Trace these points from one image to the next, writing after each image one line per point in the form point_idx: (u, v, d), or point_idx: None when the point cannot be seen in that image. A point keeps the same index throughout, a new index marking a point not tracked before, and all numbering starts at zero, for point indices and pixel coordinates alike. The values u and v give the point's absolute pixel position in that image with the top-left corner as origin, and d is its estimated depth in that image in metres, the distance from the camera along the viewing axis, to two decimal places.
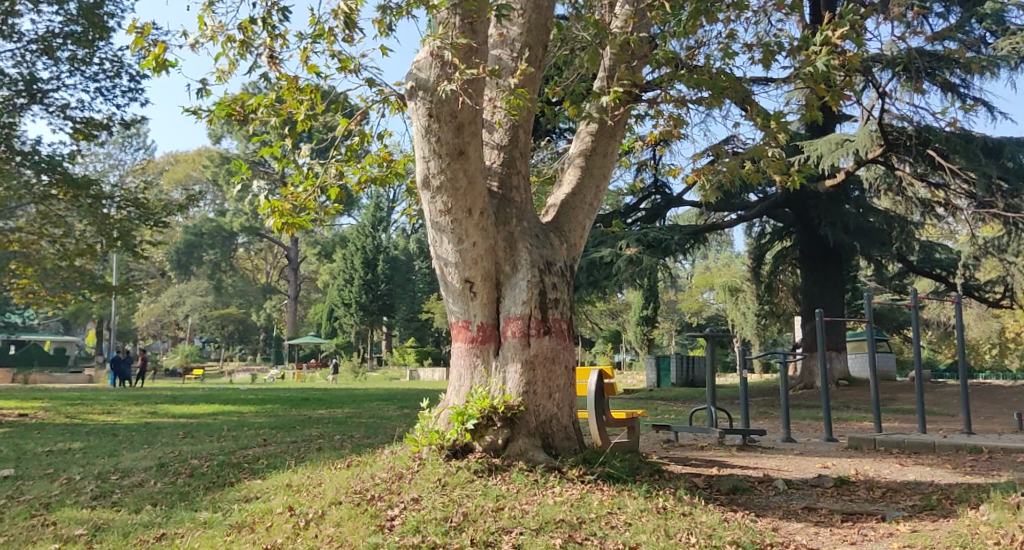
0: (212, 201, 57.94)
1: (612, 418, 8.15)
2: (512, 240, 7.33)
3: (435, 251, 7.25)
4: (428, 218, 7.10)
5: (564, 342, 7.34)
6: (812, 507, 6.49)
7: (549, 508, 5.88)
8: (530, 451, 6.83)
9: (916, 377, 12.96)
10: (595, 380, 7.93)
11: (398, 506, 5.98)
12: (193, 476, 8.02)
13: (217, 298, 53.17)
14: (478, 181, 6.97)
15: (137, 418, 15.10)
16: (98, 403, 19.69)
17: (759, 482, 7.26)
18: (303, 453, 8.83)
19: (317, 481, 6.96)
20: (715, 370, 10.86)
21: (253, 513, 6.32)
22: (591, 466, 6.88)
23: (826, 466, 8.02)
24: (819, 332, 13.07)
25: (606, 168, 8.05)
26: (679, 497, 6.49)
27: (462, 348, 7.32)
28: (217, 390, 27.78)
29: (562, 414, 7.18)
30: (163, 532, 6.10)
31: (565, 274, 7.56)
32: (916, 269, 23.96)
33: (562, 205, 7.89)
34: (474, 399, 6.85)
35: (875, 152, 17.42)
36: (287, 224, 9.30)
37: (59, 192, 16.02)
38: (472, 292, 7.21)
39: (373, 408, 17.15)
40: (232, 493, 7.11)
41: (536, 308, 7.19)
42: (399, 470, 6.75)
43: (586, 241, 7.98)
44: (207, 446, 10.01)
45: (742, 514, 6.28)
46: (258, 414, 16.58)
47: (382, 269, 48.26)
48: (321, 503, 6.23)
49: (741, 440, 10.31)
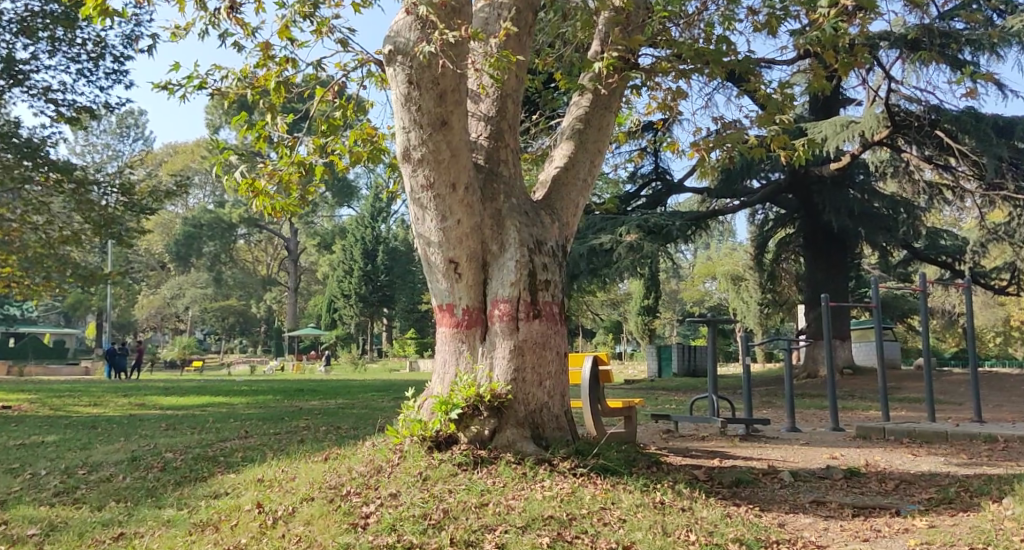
0: (211, 192, 57.47)
1: (607, 407, 7.70)
2: (499, 217, 6.87)
3: (417, 230, 6.81)
4: (410, 193, 6.66)
5: (555, 326, 6.88)
6: (821, 501, 6.05)
7: (537, 504, 5.44)
8: (518, 442, 6.38)
9: (925, 365, 12.42)
10: (589, 367, 7.47)
11: (374, 502, 5.54)
12: (165, 471, 7.61)
13: (217, 290, 52.83)
14: (462, 153, 6.52)
15: (126, 411, 14.70)
16: (87, 394, 19.28)
17: (762, 473, 6.81)
18: (284, 446, 8.40)
19: (290, 475, 6.53)
20: (716, 356, 10.39)
21: (218, 511, 5.89)
22: (584, 458, 6.43)
23: (834, 457, 7.56)
24: (824, 318, 12.53)
25: (602, 142, 7.56)
26: (678, 491, 6.04)
27: (446, 333, 6.87)
28: (213, 381, 27.36)
29: (553, 404, 6.73)
30: (121, 532, 5.70)
31: (557, 254, 7.10)
32: (922, 255, 23.48)
33: (553, 180, 7.42)
34: (459, 388, 6.40)
35: (881, 134, 16.94)
36: (272, 208, 9.18)
37: (42, 177, 15.60)
38: (457, 273, 6.77)
39: (367, 399, 16.71)
40: (201, 488, 6.69)
41: (525, 290, 6.73)
42: (378, 463, 6.29)
43: (579, 220, 7.51)
44: (186, 439, 9.59)
45: (746, 509, 5.83)
46: (249, 405, 16.20)
47: (382, 260, 47.77)
48: (291, 500, 5.80)
49: (744, 430, 9.85)
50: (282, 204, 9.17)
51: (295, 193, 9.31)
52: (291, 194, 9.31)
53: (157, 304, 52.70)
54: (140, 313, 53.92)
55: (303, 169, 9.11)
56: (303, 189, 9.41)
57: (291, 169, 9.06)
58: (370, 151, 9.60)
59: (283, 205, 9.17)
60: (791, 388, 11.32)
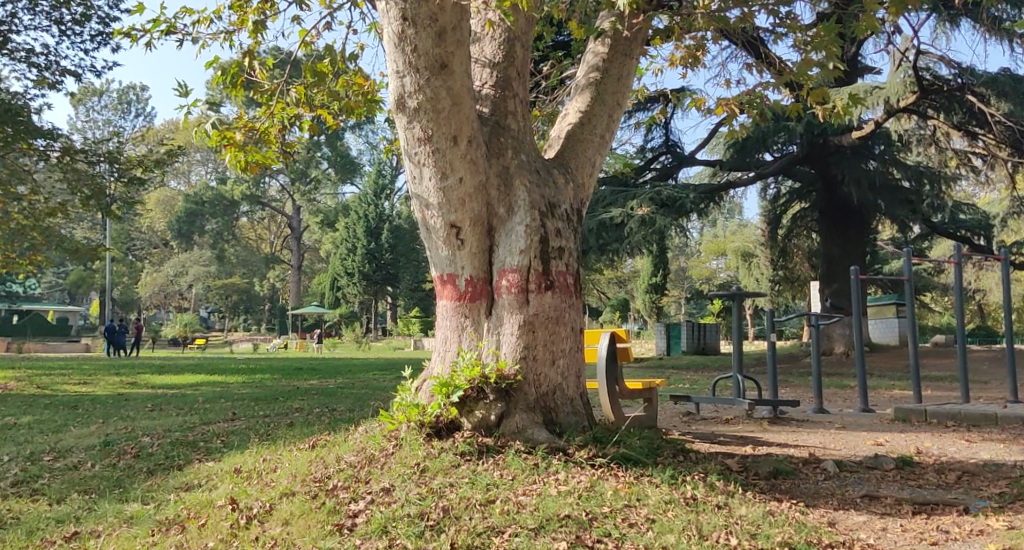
0: (214, 169, 56.72)
1: (626, 389, 6.96)
2: (507, 175, 6.11)
3: (414, 190, 6.05)
4: (405, 148, 5.91)
5: (569, 299, 6.11)
6: (874, 496, 5.34)
7: (552, 501, 4.72)
8: (529, 428, 5.64)
9: (962, 343, 11.64)
10: (606, 344, 6.72)
11: (364, 498, 4.82)
12: (138, 458, 6.89)
13: (220, 268, 51.57)
14: (465, 101, 5.76)
15: (115, 390, 14.03)
16: (78, 372, 18.60)
17: (803, 463, 6.07)
18: (269, 430, 7.68)
19: (272, 465, 5.77)
20: (742, 330, 9.63)
21: (188, 505, 5.19)
22: (604, 445, 5.68)
23: (879, 443, 6.81)
24: (852, 291, 11.73)
25: (622, 93, 6.77)
26: (711, 484, 5.31)
27: (448, 307, 6.14)
28: (214, 358, 26.94)
29: (567, 386, 5.98)
30: (76, 531, 5.00)
31: (572, 219, 6.32)
32: (943, 229, 22.64)
33: (567, 136, 6.64)
34: (463, 367, 5.66)
35: (908, 99, 16.02)
36: (248, 163, 8.13)
37: (25, 145, 14.79)
38: (459, 239, 6.02)
39: (367, 378, 16.00)
40: (174, 479, 5.97)
41: (536, 258, 5.96)
42: (371, 453, 5.55)
43: (596, 180, 6.74)
44: (167, 422, 8.89)
45: (789, 506, 5.12)
46: (245, 383, 15.58)
47: (386, 238, 46.87)
48: (270, 495, 5.06)
49: (772, 411, 9.11)
50: (259, 157, 8.10)
51: (274, 145, 8.38)
52: (270, 145, 8.43)
53: (159, 282, 51.91)
54: (142, 292, 53.19)
55: (286, 120, 8.46)
56: (287, 143, 8.66)
57: (273, 122, 8.41)
58: (362, 103, 8.91)
59: (259, 157, 8.10)
60: (819, 366, 10.52)
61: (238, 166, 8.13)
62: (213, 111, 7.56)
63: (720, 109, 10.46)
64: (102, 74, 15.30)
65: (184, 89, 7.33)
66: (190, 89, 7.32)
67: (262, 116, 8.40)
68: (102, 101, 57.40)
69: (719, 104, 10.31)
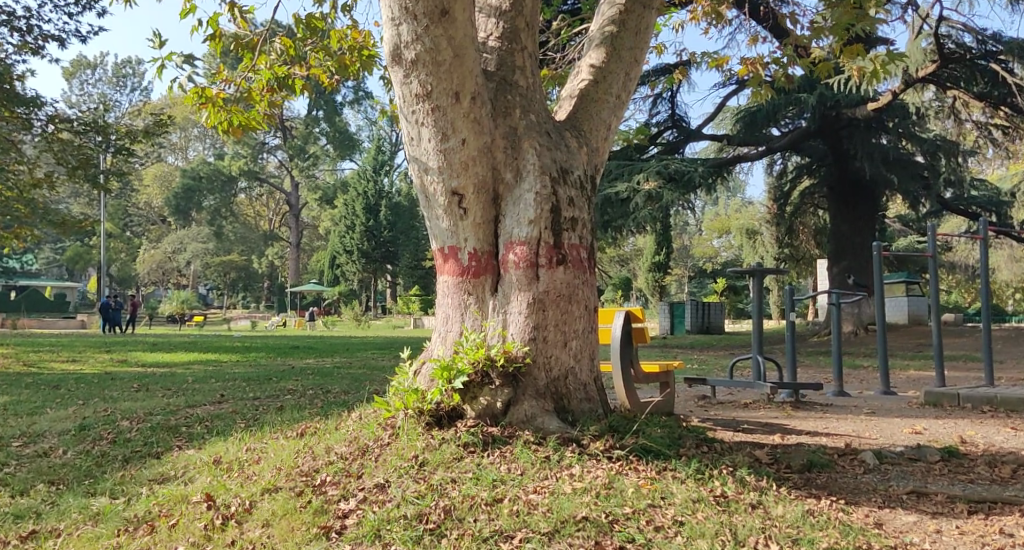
0: (211, 144, 56.11)
1: (642, 374, 6.42)
2: (514, 137, 5.54)
3: (412, 153, 5.50)
4: (402, 106, 5.37)
5: (583, 275, 5.53)
6: (922, 493, 4.86)
7: (567, 501, 4.19)
8: (539, 417, 5.11)
9: (988, 323, 11.09)
10: (620, 323, 6.17)
11: (356, 496, 4.29)
12: (114, 444, 6.30)
13: (219, 245, 50.96)
14: (468, 54, 5.21)
15: (103, 368, 13.48)
16: (67, 350, 18.02)
17: (838, 455, 5.56)
18: (256, 414, 7.13)
19: (255, 457, 5.21)
20: (762, 306, 9.06)
21: (160, 500, 4.63)
22: (622, 436, 5.14)
23: (918, 432, 6.29)
24: (874, 267, 11.16)
25: (640, 49, 6.19)
26: (742, 480, 4.79)
27: (449, 283, 5.59)
28: (212, 336, 26.41)
29: (580, 370, 5.44)
30: (35, 529, 4.46)
31: (585, 186, 5.73)
32: (958, 204, 22.01)
33: (580, 97, 6.04)
34: (465, 349, 5.12)
35: (928, 69, 15.59)
36: (231, 125, 7.58)
37: (6, 113, 14.09)
38: (462, 209, 5.46)
39: (366, 358, 15.46)
40: (150, 469, 5.42)
41: (547, 229, 5.39)
42: (363, 444, 5.01)
43: (611, 145, 6.15)
44: (151, 404, 8.33)
45: (828, 504, 4.62)
46: (239, 363, 15.04)
47: (385, 215, 46.31)
48: (250, 491, 4.51)
49: (793, 394, 8.56)
50: (241, 117, 7.53)
51: (260, 106, 7.84)
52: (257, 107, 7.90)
53: (157, 259, 51.22)
54: (140, 268, 52.55)
55: (274, 77, 7.94)
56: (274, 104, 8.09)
57: (259, 80, 7.89)
58: (355, 60, 8.29)
59: (243, 118, 7.55)
60: (840, 347, 9.94)
61: (220, 128, 7.55)
62: (189, 64, 7.14)
63: (744, 71, 9.93)
64: (87, 39, 14.60)
65: (158, 40, 7.01)
66: (164, 39, 6.98)
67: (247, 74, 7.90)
68: (96, 74, 56.37)
69: (741, 65, 9.72)
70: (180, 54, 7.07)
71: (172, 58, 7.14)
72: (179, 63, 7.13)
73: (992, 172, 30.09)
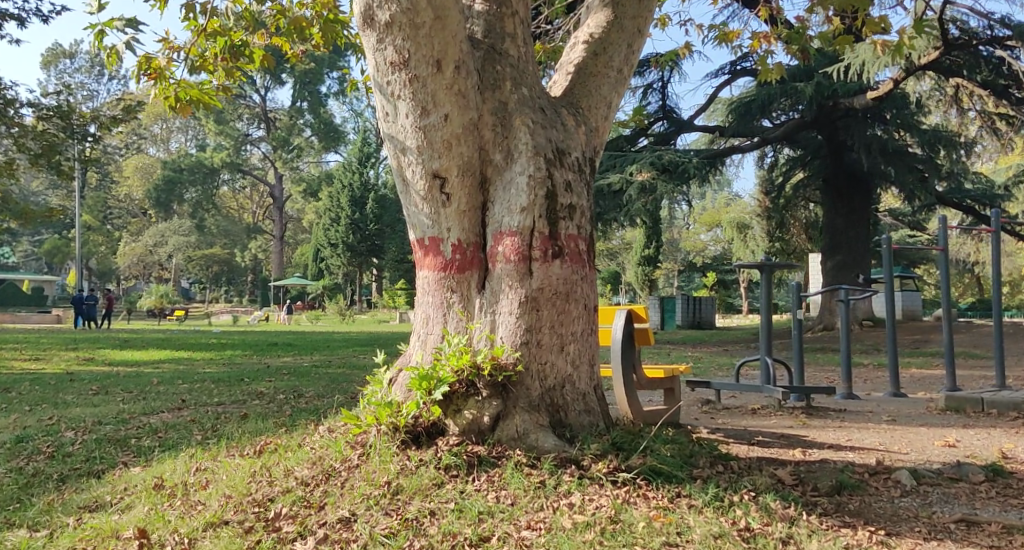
0: (193, 135, 55.24)
1: (644, 379, 5.75)
2: (504, 114, 4.85)
3: (389, 129, 4.82)
4: (376, 76, 4.69)
5: (582, 270, 4.84)
6: (972, 521, 4.20)
7: (567, 541, 3.52)
8: (532, 433, 4.42)
9: (1004, 321, 10.48)
10: (621, 324, 5.48)
11: (314, 534, 3.65)
12: (51, 461, 5.59)
13: (200, 238, 49.79)
14: (452, 15, 4.53)
15: (67, 368, 12.65)
16: (33, 347, 17.17)
17: (869, 474, 4.91)
18: (215, 425, 6.41)
19: (206, 479, 4.53)
20: (771, 304, 8.39)
21: (86, 535, 3.92)
22: (628, 454, 4.46)
23: (952, 444, 5.65)
24: (884, 261, 10.52)
25: (644, 18, 5.50)
26: (767, 507, 4.11)
27: (430, 278, 4.90)
28: (189, 332, 25.47)
29: (578, 378, 4.76)
30: None
31: (584, 170, 5.03)
32: (955, 197, 21.46)
33: (578, 70, 5.36)
34: (448, 356, 4.43)
35: (931, 54, 14.99)
36: (180, 99, 7.35)
37: None
38: (444, 195, 4.77)
39: (348, 356, 14.79)
40: (88, 491, 4.74)
41: (541, 216, 4.70)
42: (328, 466, 4.33)
43: (611, 125, 5.46)
44: (104, 410, 7.56)
45: (868, 537, 3.94)
46: (213, 361, 14.29)
47: (371, 208, 45.39)
48: (191, 524, 3.84)
49: (804, 398, 7.91)
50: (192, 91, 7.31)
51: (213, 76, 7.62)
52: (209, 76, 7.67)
53: (138, 252, 50.00)
54: (120, 262, 51.31)
55: (230, 45, 7.62)
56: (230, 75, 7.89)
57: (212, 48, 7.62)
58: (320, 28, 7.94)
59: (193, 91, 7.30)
60: (849, 345, 9.30)
61: (169, 103, 7.36)
62: (131, 30, 6.49)
63: (755, 44, 9.29)
64: (50, 19, 13.77)
65: (97, 3, 6.38)
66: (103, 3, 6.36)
67: (197, 41, 7.52)
68: (74, 63, 55.22)
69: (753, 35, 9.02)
70: (121, 19, 6.44)
71: (113, 23, 6.51)
72: (119, 28, 6.48)
73: (985, 166, 29.65)
